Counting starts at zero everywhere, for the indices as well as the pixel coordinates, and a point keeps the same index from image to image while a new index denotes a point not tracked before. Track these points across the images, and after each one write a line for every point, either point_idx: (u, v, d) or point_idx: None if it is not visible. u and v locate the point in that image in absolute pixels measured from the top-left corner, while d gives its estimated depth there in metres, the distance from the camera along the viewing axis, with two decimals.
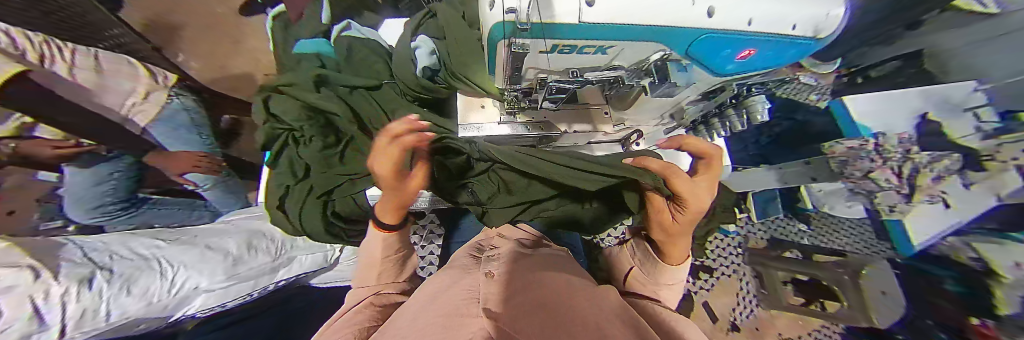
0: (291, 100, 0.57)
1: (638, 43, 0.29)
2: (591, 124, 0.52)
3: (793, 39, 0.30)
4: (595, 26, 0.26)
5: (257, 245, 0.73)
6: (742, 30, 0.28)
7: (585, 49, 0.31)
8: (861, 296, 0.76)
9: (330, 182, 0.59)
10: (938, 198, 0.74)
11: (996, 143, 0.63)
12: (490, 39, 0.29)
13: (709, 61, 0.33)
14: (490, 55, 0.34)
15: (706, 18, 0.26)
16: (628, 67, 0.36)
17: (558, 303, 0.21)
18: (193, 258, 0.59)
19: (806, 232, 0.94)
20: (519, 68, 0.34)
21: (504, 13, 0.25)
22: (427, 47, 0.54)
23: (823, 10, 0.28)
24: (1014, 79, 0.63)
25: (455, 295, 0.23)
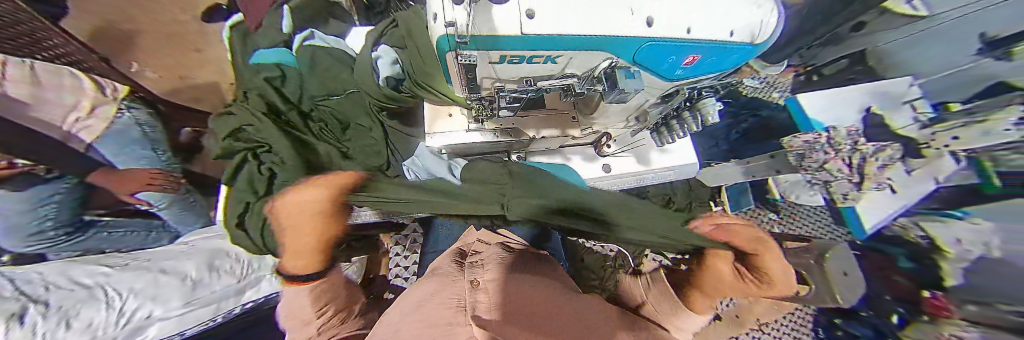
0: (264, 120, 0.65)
1: (582, 52, 0.30)
2: (559, 129, 0.52)
3: (733, 45, 0.31)
4: (538, 37, 0.26)
5: (218, 266, 0.70)
6: (685, 39, 0.29)
7: (534, 59, 0.31)
8: (826, 279, 0.70)
9: None
10: (885, 184, 0.83)
11: (931, 131, 0.77)
12: (438, 48, 0.30)
13: (657, 66, 0.34)
14: (443, 64, 0.33)
15: (647, 27, 0.27)
16: (579, 74, 0.36)
17: (527, 310, 0.22)
18: (148, 285, 0.55)
19: (775, 220, 1.00)
20: (472, 78, 0.34)
21: (445, 26, 0.25)
22: (389, 58, 0.62)
23: (751, 20, 0.30)
24: (943, 74, 0.80)
25: (440, 308, 0.22)
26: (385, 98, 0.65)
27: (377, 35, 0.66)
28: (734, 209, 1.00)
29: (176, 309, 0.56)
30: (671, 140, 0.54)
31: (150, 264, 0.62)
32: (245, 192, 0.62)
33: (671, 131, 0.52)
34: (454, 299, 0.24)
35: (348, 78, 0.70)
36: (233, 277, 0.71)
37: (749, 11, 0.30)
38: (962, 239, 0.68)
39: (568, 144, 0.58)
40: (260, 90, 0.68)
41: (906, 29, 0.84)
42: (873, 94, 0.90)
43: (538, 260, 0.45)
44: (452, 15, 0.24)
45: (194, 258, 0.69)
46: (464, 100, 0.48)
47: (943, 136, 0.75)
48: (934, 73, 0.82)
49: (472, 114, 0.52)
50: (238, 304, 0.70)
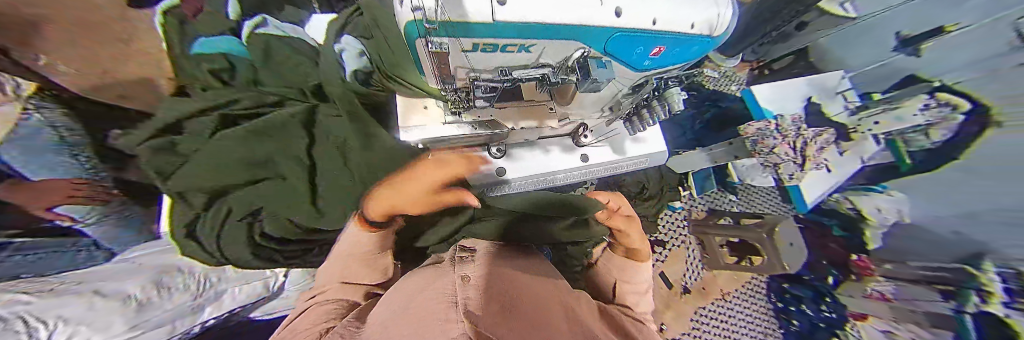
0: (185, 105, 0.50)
1: (557, 41, 0.28)
2: (536, 121, 0.51)
3: (694, 37, 0.33)
4: (512, 24, 0.23)
5: (168, 283, 0.56)
6: (655, 30, 0.29)
7: (508, 48, 0.28)
8: (776, 249, 0.91)
9: (247, 203, 0.52)
10: (824, 164, 0.95)
11: (858, 118, 0.96)
12: (406, 35, 0.26)
13: (625, 56, 0.34)
14: (413, 51, 0.30)
15: (616, 18, 0.26)
16: (555, 64, 0.35)
17: (500, 283, 0.22)
18: (79, 310, 0.44)
19: (734, 201, 1.14)
20: (446, 67, 0.32)
21: (410, 10, 0.21)
22: (353, 50, 0.59)
23: (713, 13, 0.31)
24: (874, 64, 0.97)
25: (427, 300, 0.18)
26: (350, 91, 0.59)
27: (341, 29, 0.63)
28: (700, 194, 1.10)
29: (119, 335, 0.46)
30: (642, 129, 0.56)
31: (65, 288, 0.47)
32: (182, 209, 0.51)
33: (643, 120, 0.52)
34: (433, 281, 0.24)
35: (312, 72, 0.66)
36: (189, 293, 0.58)
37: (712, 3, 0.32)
38: (881, 208, 0.94)
39: (545, 135, 0.59)
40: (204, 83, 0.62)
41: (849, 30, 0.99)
42: (812, 85, 1.01)
43: (516, 251, 0.42)
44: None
45: (140, 276, 0.55)
46: (439, 92, 0.45)
47: (867, 122, 0.95)
48: (862, 67, 0.99)
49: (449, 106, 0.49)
50: (196, 322, 0.59)
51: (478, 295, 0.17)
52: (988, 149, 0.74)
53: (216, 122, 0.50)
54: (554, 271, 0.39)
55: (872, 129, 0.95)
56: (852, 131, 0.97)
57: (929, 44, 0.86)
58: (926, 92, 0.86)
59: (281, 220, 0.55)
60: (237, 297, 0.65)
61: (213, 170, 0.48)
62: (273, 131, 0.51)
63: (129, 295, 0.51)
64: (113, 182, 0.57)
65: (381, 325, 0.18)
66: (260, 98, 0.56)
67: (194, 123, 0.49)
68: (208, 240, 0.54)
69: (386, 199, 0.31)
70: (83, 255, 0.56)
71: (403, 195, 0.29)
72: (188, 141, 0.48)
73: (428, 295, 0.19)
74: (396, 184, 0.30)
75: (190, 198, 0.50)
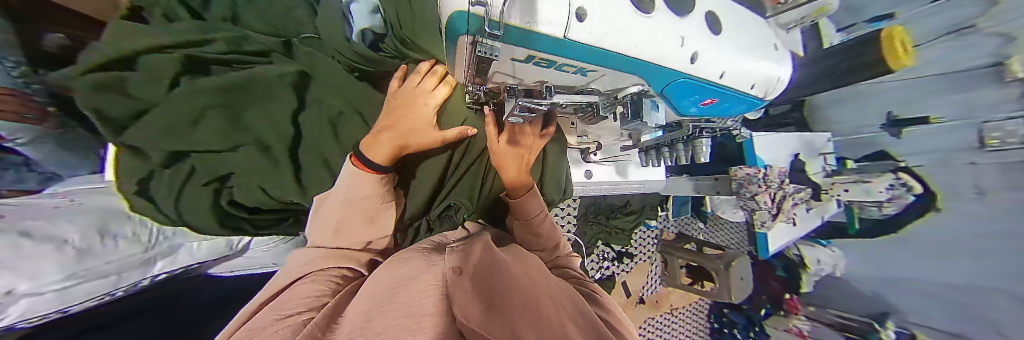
0: (129, 31, 0.40)
1: (618, 72, 0.30)
2: (557, 134, 0.61)
3: (735, 93, 0.38)
4: (582, 44, 0.24)
5: (116, 232, 0.48)
6: (706, 80, 0.33)
7: (564, 67, 0.29)
8: (729, 279, 1.00)
9: (223, 166, 0.46)
10: (791, 219, 0.91)
11: (830, 181, 1.01)
12: (450, 30, 0.23)
13: (678, 101, 0.37)
14: (451, 48, 0.27)
15: (691, 61, 0.30)
16: (603, 92, 0.38)
17: (491, 266, 0.22)
18: (7, 250, 0.31)
19: (703, 228, 1.27)
20: (482, 72, 0.28)
21: (470, 4, 0.19)
22: (366, 3, 0.51)
23: (773, 75, 0.38)
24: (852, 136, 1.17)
25: (420, 297, 0.16)
26: (357, 57, 0.51)
27: None
28: (675, 215, 1.15)
29: (54, 283, 0.36)
30: (665, 162, 0.67)
31: None
32: (127, 160, 0.41)
33: (661, 154, 0.65)
34: (420, 269, 0.24)
35: (307, 20, 0.55)
36: (138, 245, 0.50)
37: (773, 68, 0.38)
38: (819, 259, 1.25)
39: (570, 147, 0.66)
40: (168, 10, 0.46)
41: (854, 91, 1.15)
42: (802, 142, 1.04)
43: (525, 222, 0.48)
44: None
45: (87, 213, 0.47)
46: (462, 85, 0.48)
47: (838, 186, 0.98)
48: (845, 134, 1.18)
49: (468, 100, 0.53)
50: (147, 275, 0.52)
51: (466, 283, 0.17)
52: (923, 226, 1.06)
53: (178, 65, 0.40)
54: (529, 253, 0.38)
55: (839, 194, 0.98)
56: (823, 191, 1.01)
57: (908, 130, 1.07)
58: (892, 168, 1.03)
59: (253, 187, 0.48)
60: (194, 253, 0.60)
61: (176, 123, 0.40)
62: (259, 89, 0.44)
63: (68, 239, 0.40)
64: (47, 96, 0.45)
65: (362, 309, 0.19)
66: (239, 42, 0.45)
67: (148, 60, 0.39)
68: (164, 203, 0.45)
69: (403, 127, 0.41)
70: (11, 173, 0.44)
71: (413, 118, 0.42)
72: (141, 80, 0.39)
73: (419, 287, 0.18)
74: (403, 113, 0.42)
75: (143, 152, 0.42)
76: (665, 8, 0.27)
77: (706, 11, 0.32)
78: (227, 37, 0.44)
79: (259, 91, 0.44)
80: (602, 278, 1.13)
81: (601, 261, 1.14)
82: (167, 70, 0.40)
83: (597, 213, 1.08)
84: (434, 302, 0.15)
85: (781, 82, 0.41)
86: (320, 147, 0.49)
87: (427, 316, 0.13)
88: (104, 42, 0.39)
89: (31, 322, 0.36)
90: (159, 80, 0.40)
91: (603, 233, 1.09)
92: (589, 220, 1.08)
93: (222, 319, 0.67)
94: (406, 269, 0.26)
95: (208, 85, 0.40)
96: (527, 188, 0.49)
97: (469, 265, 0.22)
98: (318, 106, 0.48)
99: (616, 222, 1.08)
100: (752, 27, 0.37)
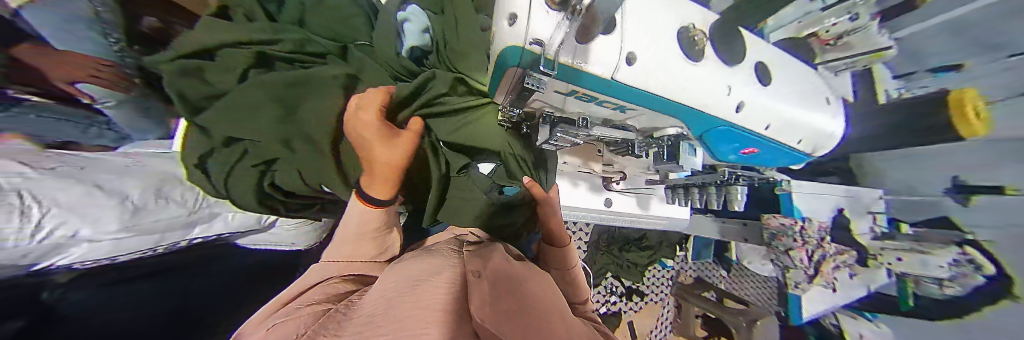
0: (218, 26, 0.47)
1: (661, 114, 0.30)
2: (583, 160, 0.61)
3: (782, 145, 0.36)
4: (627, 86, 0.25)
5: (169, 194, 0.54)
6: (753, 131, 0.32)
7: (604, 103, 0.30)
8: None
9: (268, 152, 0.50)
10: (832, 283, 0.78)
11: (881, 244, 0.89)
12: (500, 61, 0.25)
13: (717, 149, 0.36)
14: (495, 76, 0.29)
15: (736, 111, 0.30)
16: (639, 128, 0.39)
17: (505, 283, 0.23)
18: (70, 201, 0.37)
19: (723, 276, 1.18)
20: (525, 97, 0.29)
21: (527, 42, 0.21)
22: (417, 22, 0.52)
23: (823, 130, 0.36)
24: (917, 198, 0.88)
25: (435, 291, 0.17)
26: (403, 69, 0.54)
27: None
28: (694, 259, 1.10)
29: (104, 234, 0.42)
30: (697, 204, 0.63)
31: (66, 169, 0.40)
32: (197, 137, 0.48)
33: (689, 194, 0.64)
34: (435, 268, 0.24)
35: (362, 31, 0.61)
36: (184, 208, 0.56)
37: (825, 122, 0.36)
38: None
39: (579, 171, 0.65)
40: (248, 11, 0.53)
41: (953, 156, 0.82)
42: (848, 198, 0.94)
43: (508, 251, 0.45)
44: (545, 37, 0.22)
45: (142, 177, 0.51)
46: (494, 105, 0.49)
47: (889, 253, 0.87)
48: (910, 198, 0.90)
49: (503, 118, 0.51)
50: (185, 238, 0.57)
51: (483, 293, 0.17)
52: None
53: (250, 59, 0.47)
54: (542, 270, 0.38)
55: (891, 263, 0.87)
56: (871, 257, 0.91)
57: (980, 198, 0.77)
58: (960, 239, 0.81)
59: (292, 173, 0.53)
60: (229, 222, 0.65)
61: (237, 108, 0.46)
62: (309, 85, 0.48)
63: (128, 196, 0.46)
64: (136, 70, 0.53)
65: (379, 297, 0.20)
66: (304, 44, 0.51)
67: (227, 53, 0.46)
68: (215, 178, 0.50)
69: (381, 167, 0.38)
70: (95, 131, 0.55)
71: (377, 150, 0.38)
72: (220, 70, 0.46)
73: (436, 282, 0.19)
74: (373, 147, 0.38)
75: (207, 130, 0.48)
76: (715, 55, 0.28)
77: (756, 61, 0.31)
78: (294, 38, 0.50)
79: (309, 86, 0.48)
80: (606, 312, 1.06)
81: (608, 295, 1.07)
82: (240, 62, 0.46)
83: (609, 243, 1.05)
84: (449, 300, 0.15)
85: (833, 138, 0.39)
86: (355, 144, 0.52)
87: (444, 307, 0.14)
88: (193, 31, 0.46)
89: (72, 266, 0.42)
90: (233, 72, 0.47)
91: (613, 264, 1.04)
92: (600, 249, 1.04)
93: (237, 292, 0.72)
94: (417, 266, 0.26)
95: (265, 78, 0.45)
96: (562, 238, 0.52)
97: (478, 280, 0.22)
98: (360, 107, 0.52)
99: (628, 255, 1.03)
100: (804, 75, 0.36)
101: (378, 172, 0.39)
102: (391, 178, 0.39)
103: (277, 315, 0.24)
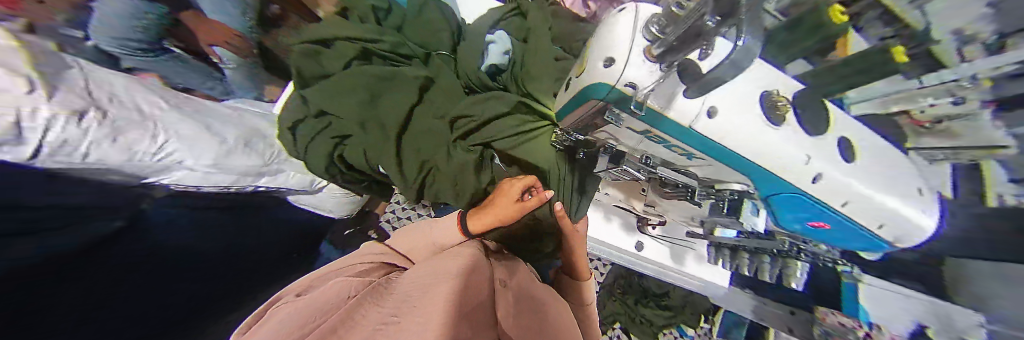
0: (342, 24, 0.59)
1: (730, 169, 0.31)
2: (625, 196, 0.67)
3: (879, 236, 0.30)
4: (704, 136, 0.27)
5: (253, 146, 0.71)
6: (824, 202, 0.27)
7: (672, 147, 0.32)
8: None
9: (345, 129, 0.58)
10: None
11: None
12: (587, 92, 0.32)
13: (784, 214, 0.33)
14: (577, 103, 0.36)
15: (812, 182, 0.26)
16: (700, 177, 0.40)
17: (525, 304, 0.26)
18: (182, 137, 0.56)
19: None
20: (601, 122, 0.35)
21: (623, 84, 0.27)
22: (502, 47, 0.64)
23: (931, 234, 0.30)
24: None
25: (450, 294, 0.18)
26: (479, 82, 0.62)
27: (497, 20, 0.70)
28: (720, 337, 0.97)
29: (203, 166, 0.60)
30: (745, 271, 0.56)
31: (198, 116, 0.63)
32: (296, 105, 0.59)
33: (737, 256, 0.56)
34: (463, 269, 0.25)
35: (447, 43, 0.69)
36: (260, 159, 0.72)
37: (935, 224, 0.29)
38: None
39: (616, 204, 0.69)
40: (363, 13, 0.65)
41: None
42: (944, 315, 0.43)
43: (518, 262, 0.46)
44: (642, 82, 0.26)
45: None
46: (552, 129, 0.57)
47: None
48: None
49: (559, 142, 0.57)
50: (253, 184, 0.74)
51: (490, 321, 0.18)
52: None
53: (356, 51, 0.58)
54: (564, 304, 0.36)
55: None
56: None
57: None
58: None
59: (359, 151, 0.58)
60: (287, 180, 0.81)
61: (337, 88, 0.56)
62: (395, 81, 0.59)
63: (226, 139, 0.65)
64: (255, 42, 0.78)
65: (416, 281, 0.24)
66: (398, 46, 0.61)
67: (341, 44, 0.57)
68: (297, 141, 0.59)
69: (492, 212, 0.46)
70: (212, 85, 0.77)
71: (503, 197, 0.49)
72: (332, 56, 0.58)
73: (462, 287, 0.20)
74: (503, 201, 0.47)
75: (304, 100, 0.58)
76: (800, 125, 0.25)
77: (840, 136, 0.26)
78: (393, 41, 0.60)
79: (394, 80, 0.59)
80: None
81: None
82: (347, 52, 0.57)
83: (624, 292, 1.01)
84: (454, 301, 0.17)
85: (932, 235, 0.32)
86: (421, 136, 0.60)
87: (450, 309, 0.15)
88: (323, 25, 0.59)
89: (179, 186, 0.62)
90: (341, 58, 0.57)
91: (624, 314, 0.98)
92: (612, 295, 1.02)
93: (277, 242, 0.88)
94: (441, 263, 0.27)
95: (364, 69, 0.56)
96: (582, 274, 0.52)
97: (495, 306, 0.21)
98: (433, 105, 0.61)
99: (643, 311, 0.94)
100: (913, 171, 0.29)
101: (490, 214, 0.46)
102: (488, 224, 0.45)
103: (330, 275, 0.34)
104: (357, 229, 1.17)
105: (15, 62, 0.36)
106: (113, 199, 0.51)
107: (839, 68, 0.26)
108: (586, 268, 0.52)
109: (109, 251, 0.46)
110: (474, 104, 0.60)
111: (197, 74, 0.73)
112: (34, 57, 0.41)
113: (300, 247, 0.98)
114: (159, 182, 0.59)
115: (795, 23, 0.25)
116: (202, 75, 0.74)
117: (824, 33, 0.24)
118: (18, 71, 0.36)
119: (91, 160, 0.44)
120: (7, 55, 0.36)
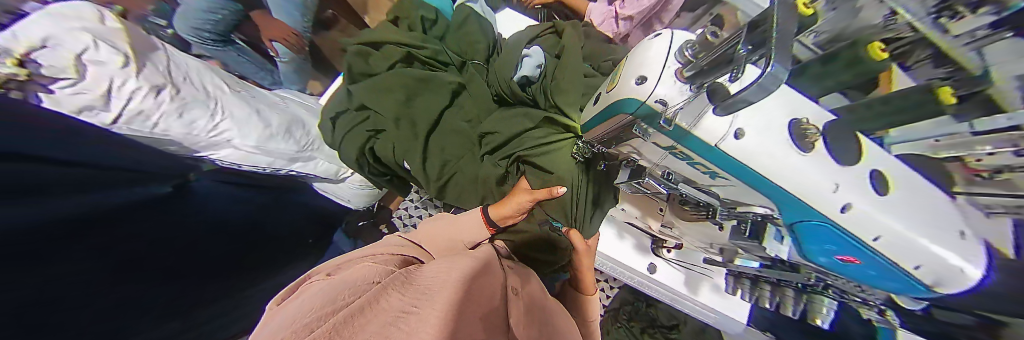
0: (394, 34, 0.72)
1: (755, 190, 0.30)
2: (642, 212, 0.66)
3: (931, 291, 0.26)
4: (727, 153, 0.27)
5: (293, 133, 0.78)
6: (855, 236, 0.25)
7: (695, 165, 0.33)
8: None
9: (382, 123, 0.67)
10: None
11: None
12: (615, 107, 0.35)
13: (812, 251, 0.31)
14: (606, 116, 0.39)
15: (838, 211, 0.25)
16: (722, 200, 0.40)
17: (536, 314, 0.26)
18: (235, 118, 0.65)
19: None
20: (627, 134, 0.38)
21: (652, 100, 0.29)
22: (536, 60, 0.65)
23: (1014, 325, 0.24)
24: None
25: (465, 285, 0.19)
26: (508, 91, 0.64)
27: (533, 37, 0.74)
28: None
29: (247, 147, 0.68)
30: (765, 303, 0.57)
31: (252, 101, 0.72)
32: (342, 99, 0.71)
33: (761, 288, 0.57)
34: (477, 267, 0.25)
35: (482, 53, 0.74)
36: (297, 145, 0.78)
37: None
38: None
39: (630, 221, 0.70)
40: (411, 23, 0.75)
41: None
42: None
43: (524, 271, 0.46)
44: (665, 98, 0.29)
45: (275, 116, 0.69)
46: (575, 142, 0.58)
47: None
48: None
49: (583, 154, 0.58)
50: (286, 168, 0.81)
51: (502, 317, 0.18)
52: None
53: (401, 55, 0.70)
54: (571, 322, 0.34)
55: None
56: None
57: None
58: None
59: (388, 143, 0.67)
60: (316, 168, 0.87)
61: (379, 85, 0.67)
62: (428, 85, 0.67)
63: (270, 124, 0.72)
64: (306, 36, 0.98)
65: (438, 269, 0.25)
66: (436, 55, 0.71)
67: (390, 49, 0.70)
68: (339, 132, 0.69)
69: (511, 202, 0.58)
70: (252, 65, 0.93)
71: (512, 205, 0.57)
72: (382, 59, 0.71)
73: (476, 283, 0.21)
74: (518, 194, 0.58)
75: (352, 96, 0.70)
76: (825, 151, 0.25)
77: (872, 169, 0.25)
78: (433, 49, 0.71)
79: (428, 82, 0.67)
80: None
81: None
82: (394, 57, 0.70)
83: (630, 319, 0.98)
84: (462, 289, 0.18)
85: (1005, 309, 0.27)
86: (447, 135, 0.67)
87: (462, 295, 0.16)
88: (380, 35, 0.72)
89: (225, 163, 0.71)
90: (388, 60, 0.70)
91: None
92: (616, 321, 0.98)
93: (296, 225, 0.94)
94: (451, 258, 0.27)
95: (404, 70, 0.67)
96: (585, 288, 0.54)
97: (506, 308, 0.21)
98: (456, 108, 0.67)
99: None
100: (983, 229, 0.24)
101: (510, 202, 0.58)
102: (507, 211, 0.58)
103: (352, 260, 0.37)
104: (372, 222, 1.19)
105: (117, 40, 0.46)
106: (150, 170, 0.58)
107: (879, 104, 0.25)
108: (592, 284, 0.54)
109: (150, 214, 0.51)
110: (498, 112, 0.65)
111: (246, 57, 0.91)
112: (133, 39, 0.51)
113: (317, 232, 1.04)
114: (208, 157, 0.67)
115: (829, 58, 0.25)
116: (250, 58, 0.92)
117: (864, 68, 0.24)
118: (120, 48, 0.46)
119: (157, 131, 0.54)
120: (114, 35, 0.46)
